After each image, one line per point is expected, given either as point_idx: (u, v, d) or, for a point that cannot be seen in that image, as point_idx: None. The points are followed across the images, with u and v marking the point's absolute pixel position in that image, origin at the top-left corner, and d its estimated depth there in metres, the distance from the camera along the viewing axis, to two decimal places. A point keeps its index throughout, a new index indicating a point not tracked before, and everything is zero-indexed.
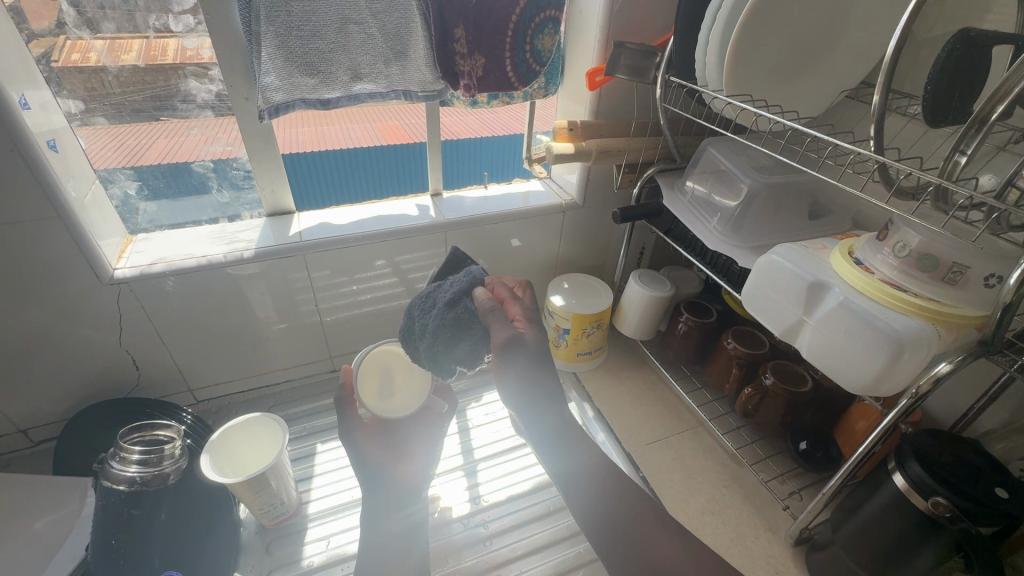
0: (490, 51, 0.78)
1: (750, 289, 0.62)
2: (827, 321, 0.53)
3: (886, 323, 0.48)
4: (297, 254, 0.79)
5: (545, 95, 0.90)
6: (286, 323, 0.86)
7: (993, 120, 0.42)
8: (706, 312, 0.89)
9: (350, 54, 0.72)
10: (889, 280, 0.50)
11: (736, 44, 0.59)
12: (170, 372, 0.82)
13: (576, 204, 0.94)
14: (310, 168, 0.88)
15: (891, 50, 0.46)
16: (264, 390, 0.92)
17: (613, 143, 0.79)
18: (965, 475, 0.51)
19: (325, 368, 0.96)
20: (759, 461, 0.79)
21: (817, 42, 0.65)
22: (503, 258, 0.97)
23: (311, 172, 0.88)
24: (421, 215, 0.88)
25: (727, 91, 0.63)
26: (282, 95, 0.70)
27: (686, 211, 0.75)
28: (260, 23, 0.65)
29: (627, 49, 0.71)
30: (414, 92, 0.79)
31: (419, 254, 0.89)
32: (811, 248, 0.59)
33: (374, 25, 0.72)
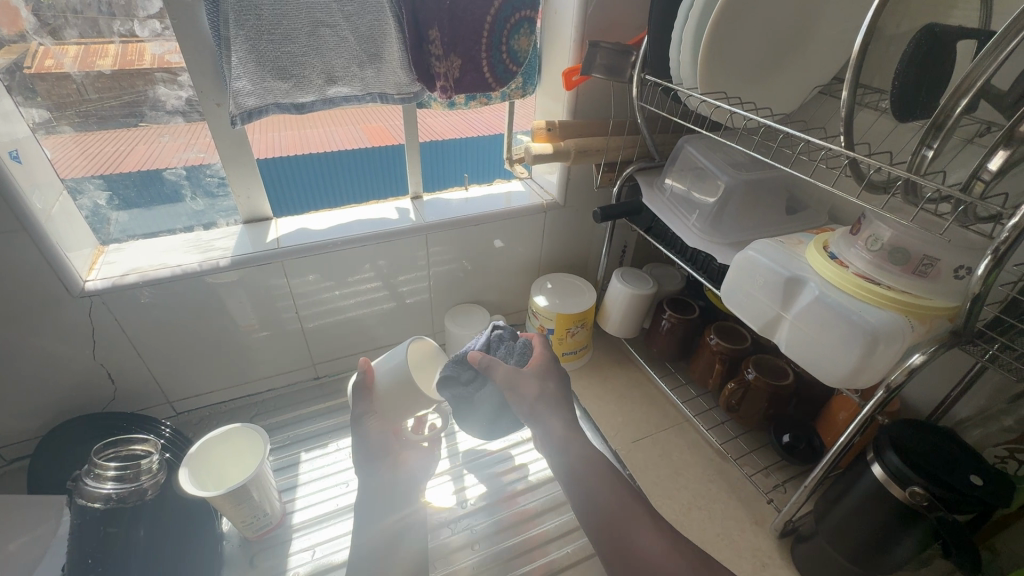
0: (466, 52, 0.78)
1: (728, 286, 0.62)
2: (803, 315, 0.54)
3: (861, 316, 0.49)
4: (275, 261, 0.77)
5: (523, 95, 0.90)
6: (267, 331, 0.85)
7: (957, 114, 0.42)
8: (689, 308, 0.90)
9: (324, 57, 0.71)
10: (862, 273, 0.51)
11: (709, 42, 0.59)
12: (148, 384, 0.80)
13: (558, 203, 0.94)
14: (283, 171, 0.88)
15: (858, 46, 0.46)
16: (247, 400, 0.91)
17: (591, 143, 0.79)
18: (942, 463, 0.52)
19: (308, 375, 0.94)
20: (743, 456, 0.79)
21: (788, 40, 0.65)
22: (486, 258, 0.96)
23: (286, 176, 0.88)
24: (401, 218, 0.87)
25: (701, 90, 0.63)
26: (254, 100, 0.69)
27: (665, 209, 0.76)
28: (229, 28, 0.64)
29: (602, 49, 0.71)
30: (389, 94, 0.78)
31: (401, 258, 0.88)
32: (787, 244, 0.59)
33: (347, 27, 0.71)
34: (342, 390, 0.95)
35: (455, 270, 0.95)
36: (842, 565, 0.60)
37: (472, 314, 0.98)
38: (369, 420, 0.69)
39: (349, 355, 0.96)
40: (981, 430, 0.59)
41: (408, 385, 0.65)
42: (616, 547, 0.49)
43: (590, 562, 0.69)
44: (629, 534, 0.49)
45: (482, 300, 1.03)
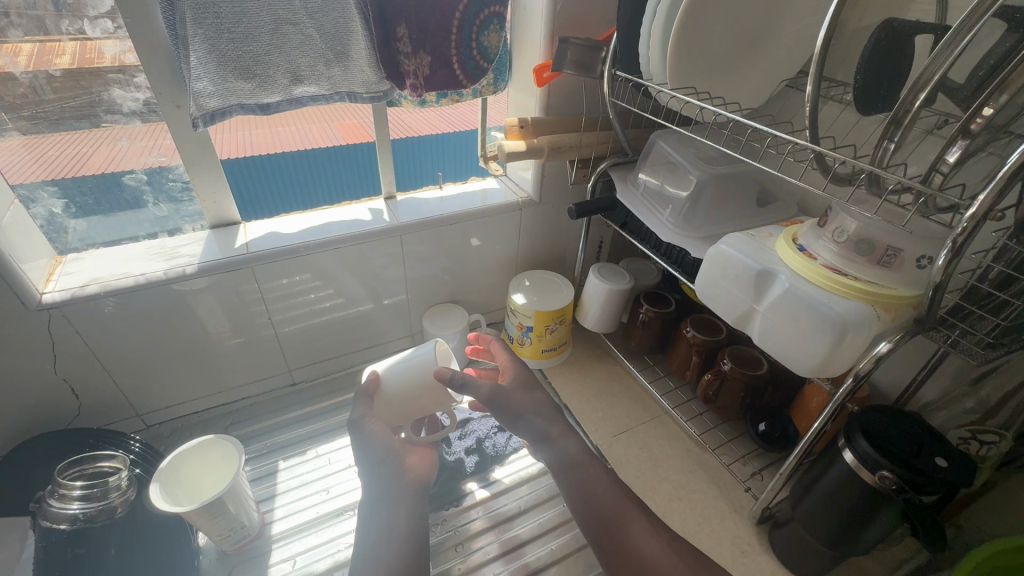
0: (435, 50, 0.77)
1: (702, 280, 0.63)
2: (775, 307, 0.55)
3: (830, 307, 0.50)
4: (245, 267, 0.75)
5: (494, 92, 0.89)
6: (239, 338, 0.83)
7: (916, 107, 0.43)
8: (665, 301, 0.90)
9: (288, 55, 0.69)
10: (831, 264, 0.52)
11: (677, 38, 0.59)
12: (115, 397, 0.77)
13: (533, 200, 0.94)
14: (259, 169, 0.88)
15: (821, 40, 0.47)
16: (221, 410, 0.88)
17: (564, 139, 0.79)
18: (909, 447, 0.53)
19: (284, 381, 0.92)
20: (721, 445, 0.80)
21: (754, 36, 0.66)
22: (463, 257, 0.95)
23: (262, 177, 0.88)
24: (375, 219, 0.85)
25: (671, 85, 0.63)
26: (216, 101, 0.67)
27: (639, 205, 0.76)
28: (186, 27, 0.62)
29: (572, 45, 0.71)
30: (358, 93, 0.77)
31: (376, 259, 0.86)
32: (757, 237, 0.60)
33: (311, 25, 0.69)
34: (319, 395, 0.93)
35: (432, 270, 0.94)
36: (816, 548, 0.62)
37: (455, 314, 0.98)
38: (371, 422, 0.63)
39: (326, 359, 0.94)
40: (945, 413, 0.61)
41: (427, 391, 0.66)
42: (614, 547, 0.55)
43: (575, 557, 0.69)
44: (625, 542, 0.55)
45: (460, 299, 1.02)
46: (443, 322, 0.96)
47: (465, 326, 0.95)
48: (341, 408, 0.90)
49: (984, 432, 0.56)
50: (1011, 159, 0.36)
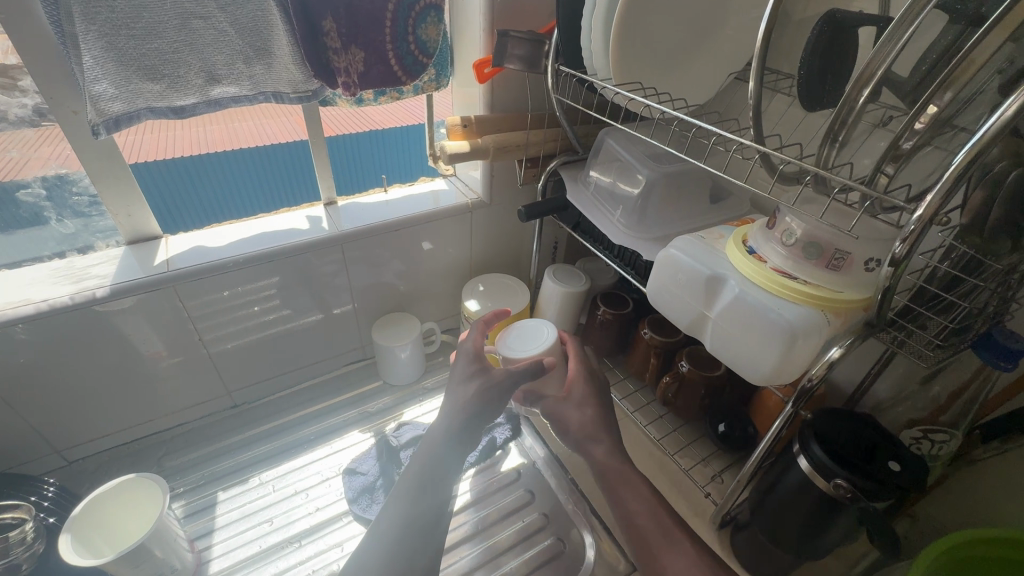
0: (368, 45, 0.72)
1: (654, 286, 0.60)
2: (725, 314, 0.52)
3: (780, 314, 0.48)
4: (166, 287, 0.69)
5: (437, 88, 0.84)
6: (168, 363, 0.76)
7: (861, 104, 0.41)
8: (622, 302, 0.88)
9: (200, 53, 0.63)
10: (780, 268, 0.50)
11: (618, 31, 0.56)
12: (26, 435, 0.70)
13: (484, 201, 0.89)
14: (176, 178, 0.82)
15: (762, 34, 0.44)
16: (154, 439, 0.82)
17: (510, 139, 0.75)
18: (861, 452, 0.52)
19: (223, 405, 0.86)
20: (682, 449, 0.78)
21: (699, 27, 0.64)
22: (412, 263, 0.91)
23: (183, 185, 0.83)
24: (313, 228, 0.80)
25: (615, 80, 0.60)
26: (120, 105, 0.60)
27: (590, 205, 0.73)
28: (74, 23, 0.55)
29: (512, 39, 0.66)
30: (285, 93, 0.71)
31: (316, 270, 0.81)
32: (707, 239, 0.58)
33: (224, 19, 0.63)
34: (263, 416, 0.87)
35: (380, 278, 0.89)
36: (776, 553, 0.61)
37: (405, 325, 0.92)
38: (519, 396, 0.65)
39: (268, 378, 0.88)
40: (897, 410, 0.61)
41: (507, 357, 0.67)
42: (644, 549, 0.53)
43: None
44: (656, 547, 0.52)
45: (413, 307, 0.97)
46: (393, 333, 0.90)
47: (416, 338, 0.90)
48: (287, 429, 0.85)
49: (934, 431, 0.55)
50: (956, 161, 0.34)
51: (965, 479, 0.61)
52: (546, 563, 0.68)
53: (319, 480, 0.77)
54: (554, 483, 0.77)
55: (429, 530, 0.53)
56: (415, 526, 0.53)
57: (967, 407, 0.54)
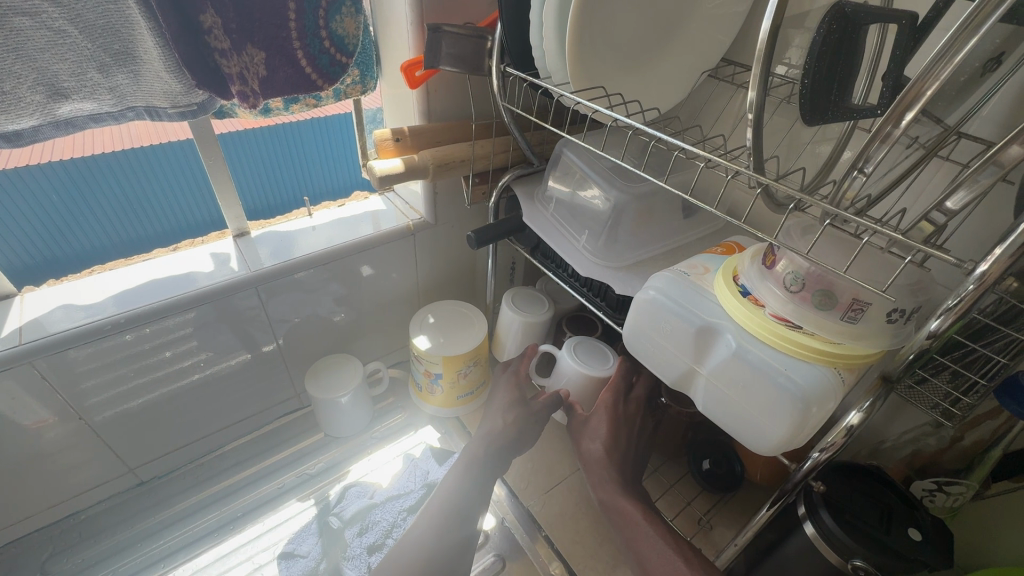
0: (269, 43, 0.58)
1: (631, 330, 0.51)
2: (720, 372, 0.44)
3: (788, 377, 0.40)
4: (23, 362, 0.54)
5: (363, 91, 0.71)
6: (44, 448, 0.61)
7: (897, 133, 0.32)
8: (590, 327, 0.79)
9: (32, 61, 0.47)
10: (782, 316, 0.42)
11: (575, 27, 0.46)
12: None
13: (428, 222, 0.78)
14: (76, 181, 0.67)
15: (765, 34, 0.33)
16: (40, 535, 0.67)
17: (454, 153, 0.63)
18: (876, 518, 0.45)
19: (128, 482, 0.72)
20: (667, 491, 0.70)
21: (668, 20, 0.54)
22: (348, 295, 0.78)
23: (87, 187, 0.67)
24: (218, 269, 0.66)
25: (574, 86, 0.50)
26: None
27: (550, 229, 0.63)
28: None
29: (446, 35, 0.54)
30: (160, 108, 0.56)
31: (228, 319, 0.67)
32: (691, 275, 0.49)
33: (62, 15, 0.47)
34: (180, 490, 0.73)
35: (311, 318, 0.76)
36: None
37: (343, 372, 0.79)
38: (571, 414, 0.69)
39: (183, 445, 0.74)
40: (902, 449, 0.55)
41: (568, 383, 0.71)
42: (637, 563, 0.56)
43: None
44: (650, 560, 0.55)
45: (353, 344, 0.85)
46: (331, 382, 0.78)
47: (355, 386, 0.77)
48: (210, 506, 0.71)
49: (949, 482, 0.51)
50: None
51: (969, 518, 0.56)
52: None
53: (249, 571, 0.65)
54: (526, 544, 0.68)
55: (456, 557, 0.59)
56: (445, 549, 0.60)
57: (982, 450, 0.49)
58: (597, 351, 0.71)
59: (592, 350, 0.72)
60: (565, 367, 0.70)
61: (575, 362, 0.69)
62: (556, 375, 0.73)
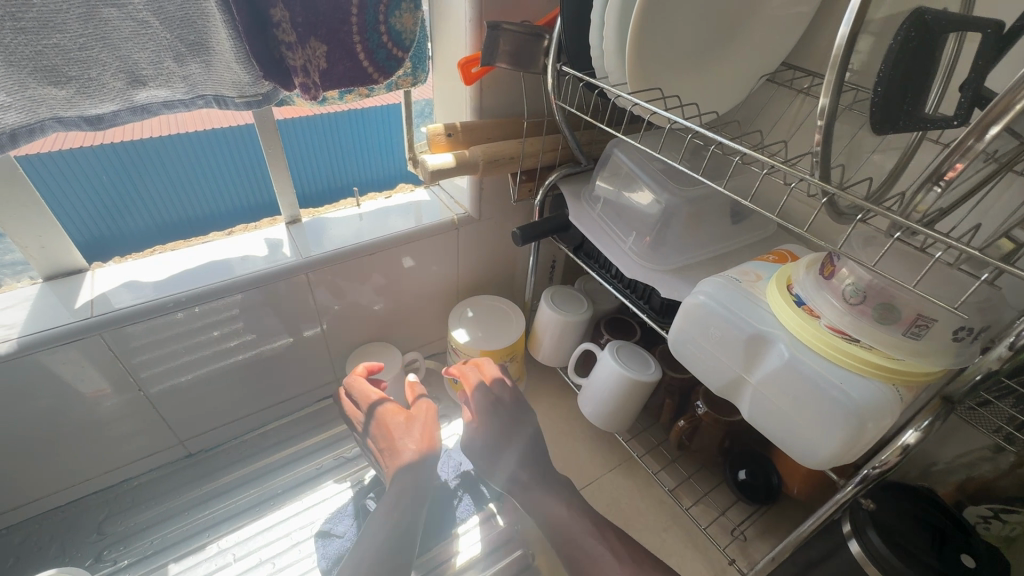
0: (332, 37, 0.60)
1: (676, 336, 0.51)
2: (770, 382, 0.43)
3: (843, 391, 0.39)
4: (92, 334, 0.57)
5: (415, 84, 0.72)
6: (108, 413, 0.65)
7: (981, 145, 0.31)
8: (629, 329, 0.78)
9: (115, 49, 0.50)
10: (837, 328, 0.41)
11: (636, 28, 0.45)
12: None
13: (472, 217, 0.78)
14: (122, 164, 0.68)
15: (842, 39, 0.32)
16: (95, 498, 0.71)
17: (504, 150, 0.64)
18: (927, 541, 0.44)
19: (175, 454, 0.75)
20: (699, 499, 0.70)
21: (731, 23, 0.53)
22: (391, 287, 0.80)
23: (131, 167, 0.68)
24: (272, 254, 0.68)
25: (631, 88, 0.50)
26: (17, 116, 0.48)
27: (596, 229, 0.63)
28: None
29: (504, 32, 0.55)
30: (229, 97, 0.59)
31: (280, 303, 0.69)
32: (743, 281, 0.48)
33: (145, 7, 0.50)
34: (225, 465, 0.77)
35: (353, 306, 0.78)
36: None
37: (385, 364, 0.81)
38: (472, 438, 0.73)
39: (230, 422, 0.78)
40: None
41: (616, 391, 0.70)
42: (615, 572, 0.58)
43: None
44: None
45: (393, 333, 0.87)
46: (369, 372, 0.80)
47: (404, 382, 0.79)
48: (252, 482, 0.74)
49: (1006, 510, 0.50)
50: None
51: None
52: None
53: (287, 546, 0.67)
54: None
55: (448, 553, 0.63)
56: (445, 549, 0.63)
57: None
58: (637, 356, 0.70)
59: (633, 352, 0.71)
60: (610, 373, 0.69)
61: (616, 363, 0.68)
62: (597, 377, 0.72)
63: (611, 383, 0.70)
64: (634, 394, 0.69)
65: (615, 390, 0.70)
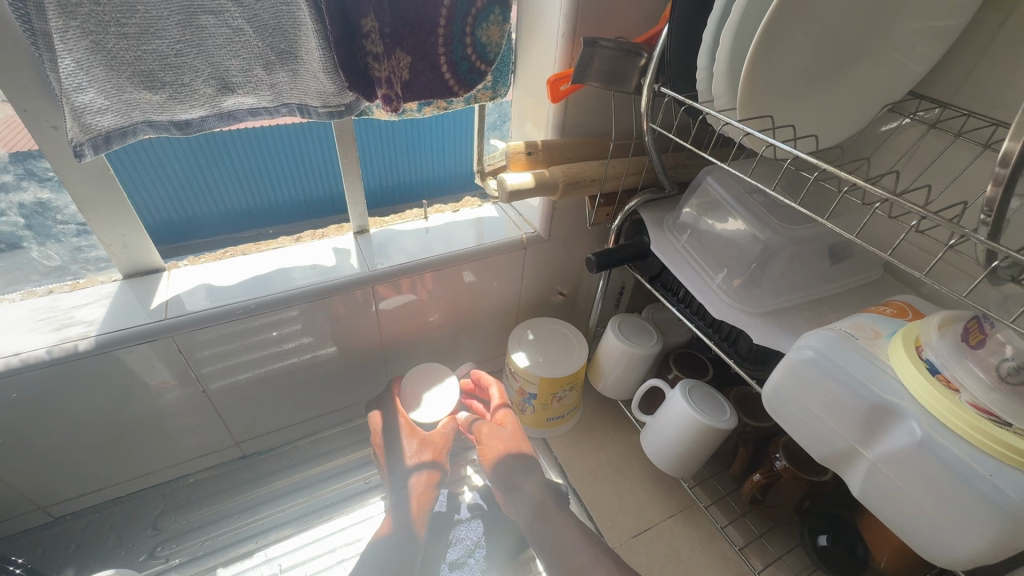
0: (417, 49, 0.58)
1: (774, 390, 0.46)
2: (896, 459, 0.38)
3: (993, 489, 0.33)
4: (164, 336, 0.57)
5: (493, 98, 0.70)
6: (175, 408, 0.66)
7: None
8: (701, 367, 0.73)
9: (209, 56, 0.50)
10: (983, 406, 0.35)
11: (757, 50, 0.41)
12: (10, 493, 0.61)
13: (541, 237, 0.75)
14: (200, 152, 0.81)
15: None
16: (151, 493, 0.72)
17: (585, 172, 0.60)
18: None
19: (232, 454, 0.76)
20: (770, 561, 0.64)
21: (857, 47, 0.48)
22: (452, 304, 0.78)
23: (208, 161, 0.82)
24: (340, 265, 0.67)
25: (740, 115, 0.45)
26: (112, 120, 0.48)
27: (681, 261, 0.59)
28: (44, 16, 0.42)
29: (601, 50, 0.51)
30: (312, 107, 0.58)
31: (345, 314, 0.69)
32: (859, 338, 0.42)
33: (241, 15, 0.49)
34: (277, 470, 0.77)
35: (413, 320, 0.77)
36: None
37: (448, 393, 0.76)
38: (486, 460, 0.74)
39: (284, 426, 0.77)
40: None
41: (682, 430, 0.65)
42: None
43: None
44: None
45: (449, 348, 0.85)
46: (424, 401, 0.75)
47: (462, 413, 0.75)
48: (302, 490, 0.74)
49: None
50: None
51: None
52: None
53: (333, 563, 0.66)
54: None
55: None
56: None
57: None
58: (711, 400, 0.64)
59: (707, 394, 0.66)
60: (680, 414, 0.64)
61: (688, 406, 0.63)
62: (663, 414, 0.67)
63: (679, 423, 0.65)
64: (706, 440, 0.64)
65: (685, 433, 0.65)
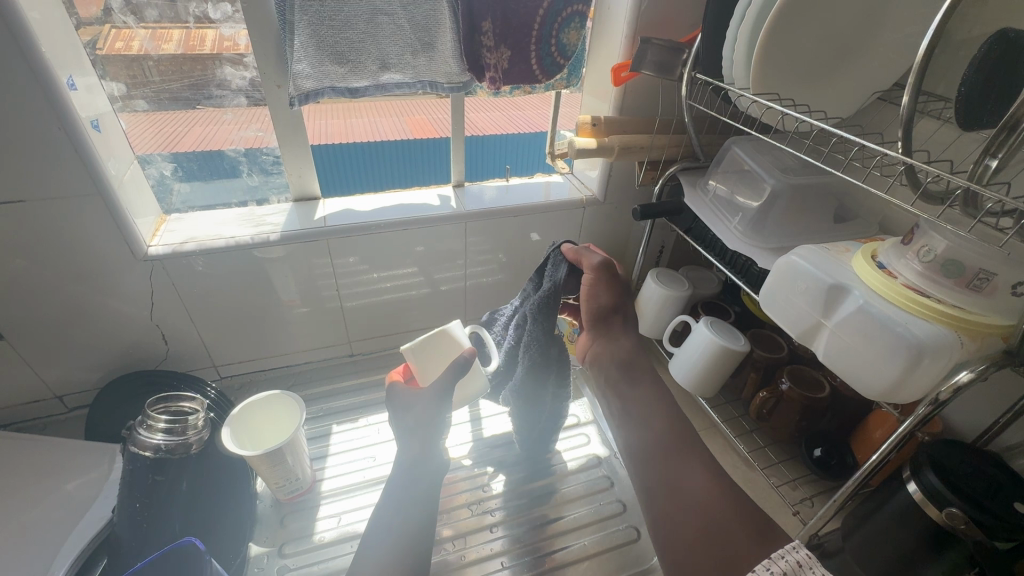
0: (516, 45, 0.79)
1: (768, 290, 0.61)
2: (846, 324, 0.52)
3: (907, 329, 0.47)
4: (321, 239, 0.80)
5: (567, 87, 0.90)
6: (308, 307, 0.88)
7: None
8: (724, 313, 0.88)
9: (378, 43, 0.74)
10: (913, 285, 0.49)
11: (764, 41, 0.58)
12: (197, 349, 0.85)
13: (597, 199, 0.94)
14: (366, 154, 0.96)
15: (924, 49, 0.44)
16: (284, 371, 0.95)
17: (637, 140, 0.79)
18: (983, 487, 0.51)
19: (343, 351, 0.98)
20: (770, 466, 0.78)
21: (848, 45, 0.64)
22: (521, 251, 0.97)
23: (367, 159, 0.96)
24: (442, 205, 0.89)
25: (754, 90, 0.62)
26: (312, 83, 0.72)
27: (708, 210, 0.75)
28: (294, 13, 0.67)
29: (653, 45, 0.70)
30: (439, 83, 0.79)
31: (441, 244, 0.89)
32: (832, 250, 0.58)
33: (403, 16, 0.73)
34: (375, 368, 0.98)
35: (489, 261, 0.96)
36: None
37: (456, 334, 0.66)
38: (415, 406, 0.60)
39: (383, 335, 0.99)
40: None
41: (708, 352, 0.79)
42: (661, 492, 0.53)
43: (604, 557, 0.70)
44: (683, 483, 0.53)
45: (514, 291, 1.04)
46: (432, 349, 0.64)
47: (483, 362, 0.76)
48: None
49: None
50: None
51: None
52: (614, 547, 0.71)
53: None
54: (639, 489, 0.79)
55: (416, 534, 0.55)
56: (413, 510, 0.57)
57: None
58: (729, 330, 0.79)
59: (726, 329, 0.80)
60: (702, 337, 0.79)
61: (710, 332, 0.78)
62: (689, 341, 0.82)
63: (707, 345, 0.78)
64: (725, 361, 0.78)
65: (705, 355, 0.79)
